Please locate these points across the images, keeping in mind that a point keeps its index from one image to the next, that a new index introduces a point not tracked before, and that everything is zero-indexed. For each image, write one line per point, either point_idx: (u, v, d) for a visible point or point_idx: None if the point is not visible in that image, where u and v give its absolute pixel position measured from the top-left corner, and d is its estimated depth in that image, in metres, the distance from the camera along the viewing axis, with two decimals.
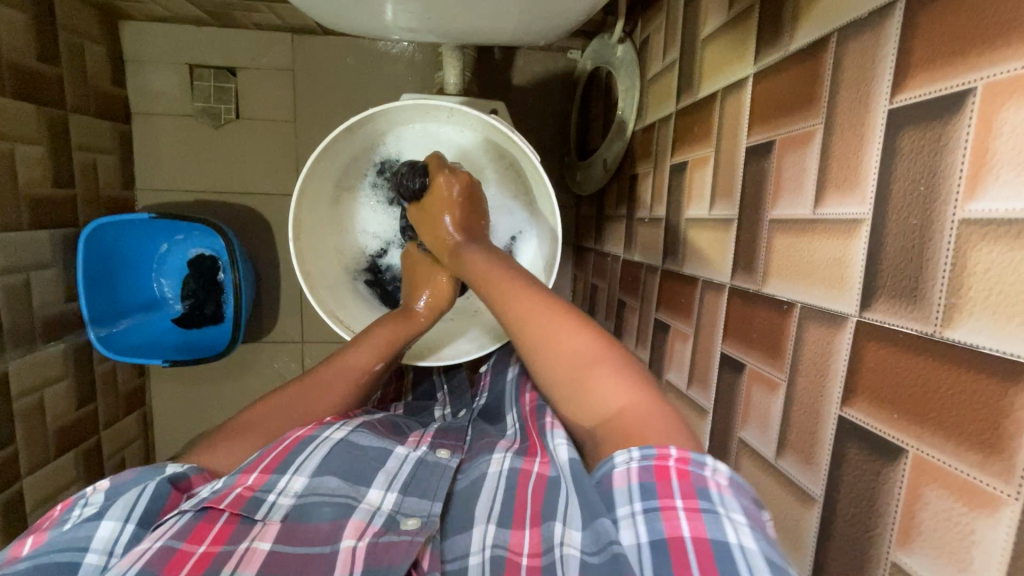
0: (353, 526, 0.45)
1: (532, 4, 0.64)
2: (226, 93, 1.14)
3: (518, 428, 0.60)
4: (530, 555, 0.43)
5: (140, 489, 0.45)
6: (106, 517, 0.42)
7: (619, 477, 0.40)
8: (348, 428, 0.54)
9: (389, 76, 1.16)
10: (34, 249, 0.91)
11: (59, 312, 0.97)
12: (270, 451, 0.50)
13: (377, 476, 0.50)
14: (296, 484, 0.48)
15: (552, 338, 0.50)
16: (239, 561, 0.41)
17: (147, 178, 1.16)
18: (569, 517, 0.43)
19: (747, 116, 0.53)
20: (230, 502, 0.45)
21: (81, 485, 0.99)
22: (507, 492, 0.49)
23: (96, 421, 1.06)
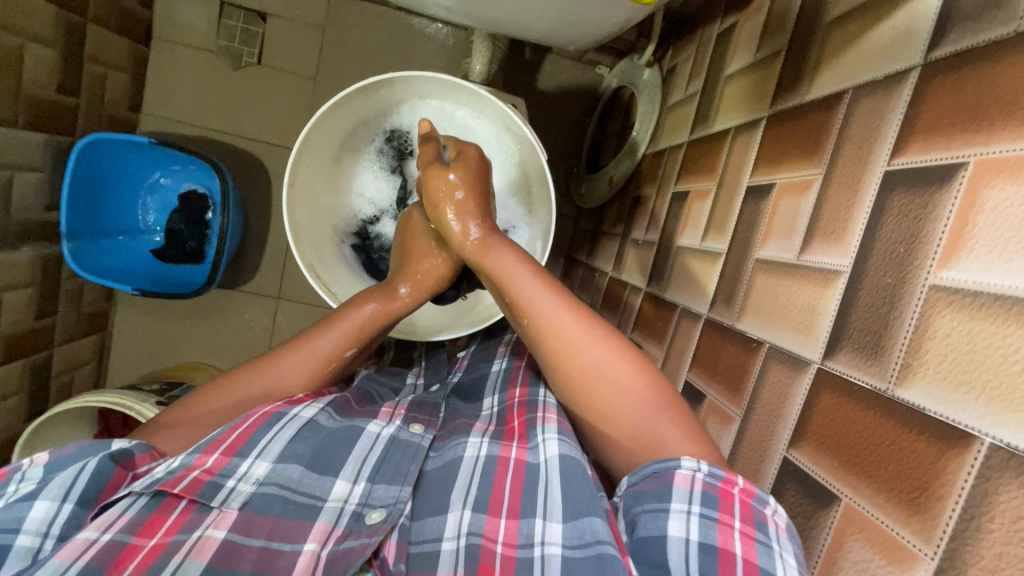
0: (319, 529, 0.46)
1: (570, 6, 0.64)
2: (252, 36, 1.13)
3: (495, 410, 0.61)
4: (505, 544, 0.46)
5: (79, 467, 0.43)
6: (40, 498, 0.41)
7: (681, 478, 0.41)
8: (317, 407, 0.55)
9: (417, 54, 1.16)
10: (23, 151, 0.88)
11: (37, 219, 0.95)
12: (233, 431, 0.50)
13: (346, 466, 0.51)
14: (258, 471, 0.48)
15: (593, 373, 0.49)
16: (190, 551, 0.42)
17: (155, 103, 1.14)
18: (549, 511, 0.46)
19: (753, 158, 0.54)
20: (186, 487, 0.45)
21: (23, 398, 0.97)
22: (484, 479, 0.50)
23: (52, 336, 1.04)
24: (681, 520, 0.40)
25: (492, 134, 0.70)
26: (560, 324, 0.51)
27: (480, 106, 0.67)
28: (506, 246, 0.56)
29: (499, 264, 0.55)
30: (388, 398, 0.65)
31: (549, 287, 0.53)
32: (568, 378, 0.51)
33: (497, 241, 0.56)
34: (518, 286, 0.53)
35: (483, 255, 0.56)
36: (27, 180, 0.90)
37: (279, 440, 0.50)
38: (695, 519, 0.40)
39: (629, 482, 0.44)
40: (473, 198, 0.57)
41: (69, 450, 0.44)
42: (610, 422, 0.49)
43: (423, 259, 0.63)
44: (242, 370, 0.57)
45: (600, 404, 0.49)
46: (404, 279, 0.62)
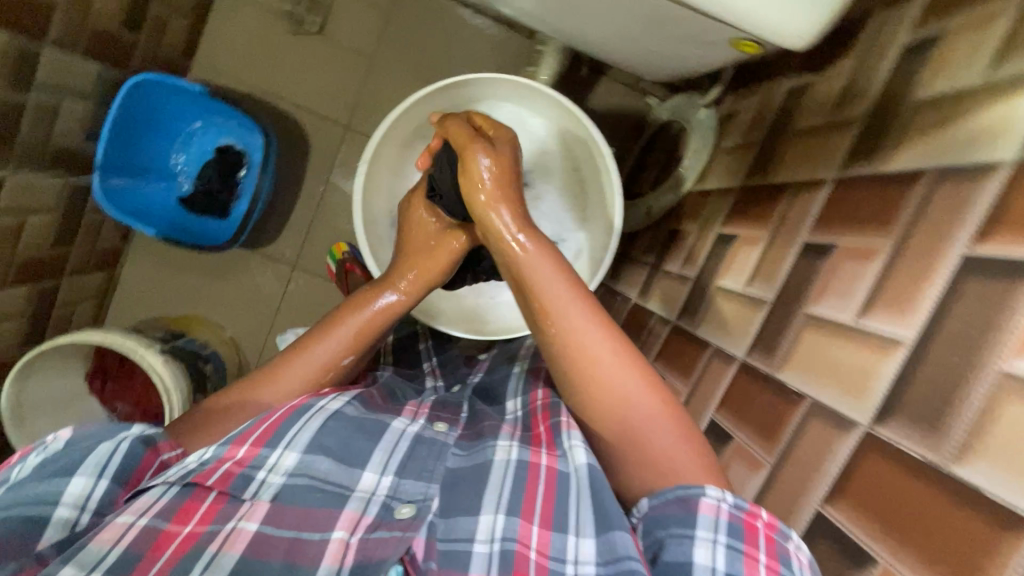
0: (348, 518, 0.51)
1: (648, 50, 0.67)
2: (319, 6, 1.13)
3: (518, 415, 0.63)
4: (539, 552, 0.47)
5: (112, 448, 0.50)
6: (78, 475, 0.48)
7: (707, 506, 0.43)
8: (343, 400, 0.61)
9: (476, 51, 1.17)
10: (75, 77, 0.88)
11: (75, 148, 0.94)
12: (261, 425, 0.56)
13: (373, 457, 0.56)
14: (286, 463, 0.54)
15: (614, 383, 0.53)
16: (224, 543, 0.48)
17: (209, 53, 1.14)
18: (581, 527, 0.48)
19: (814, 217, 0.55)
20: (218, 478, 0.52)
21: (20, 321, 0.96)
22: (516, 484, 0.52)
23: (63, 265, 1.02)
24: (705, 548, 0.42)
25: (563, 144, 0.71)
26: (588, 336, 0.54)
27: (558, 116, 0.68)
28: (546, 252, 0.58)
29: (535, 265, 0.57)
30: (411, 396, 0.70)
31: (579, 298, 0.56)
32: (587, 386, 0.53)
33: (537, 243, 0.59)
34: (550, 292, 0.56)
35: (519, 255, 0.58)
36: (74, 107, 0.90)
37: (306, 431, 0.56)
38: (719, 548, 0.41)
39: (651, 505, 0.46)
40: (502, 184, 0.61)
41: (99, 429, 0.51)
42: (624, 433, 0.51)
43: (429, 257, 0.69)
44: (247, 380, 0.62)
45: (619, 415, 0.52)
46: (395, 284, 0.67)
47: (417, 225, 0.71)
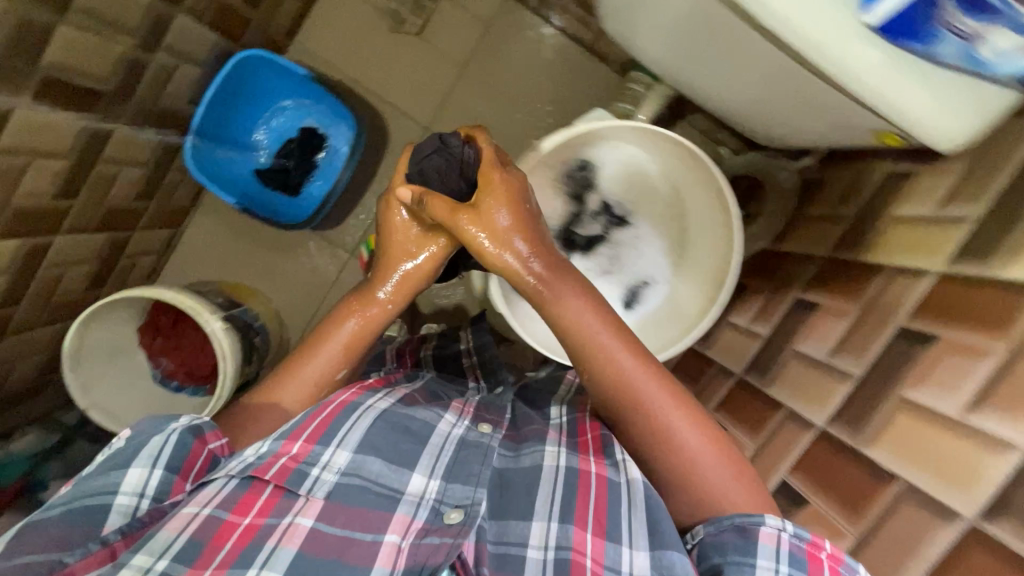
0: (399, 522, 0.55)
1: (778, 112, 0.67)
2: (423, 10, 1.18)
3: (564, 421, 0.70)
4: (593, 559, 0.53)
5: (162, 439, 0.54)
6: (134, 467, 0.52)
7: (767, 535, 0.50)
8: (388, 401, 0.66)
9: (566, 77, 1.20)
10: (195, 44, 0.91)
11: (178, 110, 0.97)
12: (312, 421, 0.60)
13: (421, 462, 0.60)
14: (339, 461, 0.57)
15: (644, 396, 0.60)
16: (282, 537, 0.51)
17: (309, 37, 1.18)
18: (635, 540, 0.54)
19: (914, 303, 0.58)
20: (274, 473, 0.55)
21: (91, 267, 0.98)
22: (568, 491, 0.58)
23: (139, 219, 1.04)
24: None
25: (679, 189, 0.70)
26: (636, 373, 0.61)
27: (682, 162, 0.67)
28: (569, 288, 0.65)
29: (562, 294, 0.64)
30: (453, 395, 0.77)
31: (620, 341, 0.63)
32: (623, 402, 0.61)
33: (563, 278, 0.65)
34: (586, 331, 0.63)
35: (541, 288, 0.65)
36: (186, 72, 0.93)
37: (356, 430, 0.60)
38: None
39: (710, 531, 0.54)
40: (518, 215, 0.66)
41: (147, 422, 0.55)
42: (659, 441, 0.59)
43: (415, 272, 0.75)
44: (266, 388, 0.69)
45: (654, 426, 0.59)
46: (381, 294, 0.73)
47: (397, 228, 0.75)
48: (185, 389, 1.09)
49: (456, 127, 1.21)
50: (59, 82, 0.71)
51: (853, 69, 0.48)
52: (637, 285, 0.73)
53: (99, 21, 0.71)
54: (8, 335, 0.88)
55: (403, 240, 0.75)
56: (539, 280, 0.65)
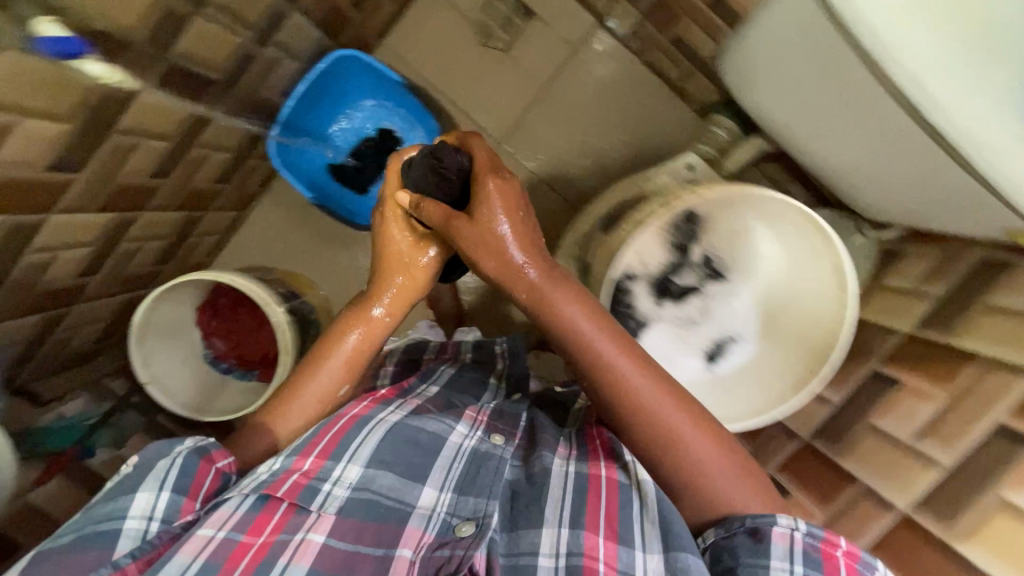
0: (411, 535, 0.57)
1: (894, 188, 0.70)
2: (512, 27, 1.18)
3: (575, 433, 0.72)
4: (605, 563, 0.55)
5: (170, 463, 0.55)
6: (141, 491, 0.53)
7: (780, 535, 0.54)
8: (400, 413, 0.68)
9: (645, 110, 1.20)
10: (299, 39, 0.92)
11: (270, 101, 0.99)
12: (323, 438, 0.62)
13: (430, 477, 0.63)
14: (350, 476, 0.60)
15: (647, 403, 0.62)
16: (295, 554, 0.53)
17: (397, 42, 1.19)
18: (647, 544, 0.57)
19: (1014, 401, 0.57)
20: (287, 490, 0.57)
21: (163, 243, 1.01)
22: (578, 494, 0.60)
23: (213, 200, 1.06)
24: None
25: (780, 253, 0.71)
26: (638, 379, 0.63)
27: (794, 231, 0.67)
28: (563, 288, 0.66)
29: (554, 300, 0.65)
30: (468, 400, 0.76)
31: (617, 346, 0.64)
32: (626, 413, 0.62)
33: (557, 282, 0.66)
34: (586, 336, 0.64)
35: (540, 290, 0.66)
36: (286, 66, 0.94)
37: (366, 445, 0.62)
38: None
39: (721, 535, 0.57)
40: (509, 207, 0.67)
41: (155, 447, 0.56)
42: (664, 448, 0.61)
43: (412, 276, 0.79)
44: (272, 406, 0.70)
45: (658, 433, 0.61)
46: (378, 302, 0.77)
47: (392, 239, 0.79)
48: (233, 371, 1.10)
49: (529, 145, 1.21)
50: (182, 69, 0.72)
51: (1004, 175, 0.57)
52: (722, 338, 0.73)
53: (227, 14, 0.73)
54: (81, 304, 0.91)
55: (398, 255, 0.78)
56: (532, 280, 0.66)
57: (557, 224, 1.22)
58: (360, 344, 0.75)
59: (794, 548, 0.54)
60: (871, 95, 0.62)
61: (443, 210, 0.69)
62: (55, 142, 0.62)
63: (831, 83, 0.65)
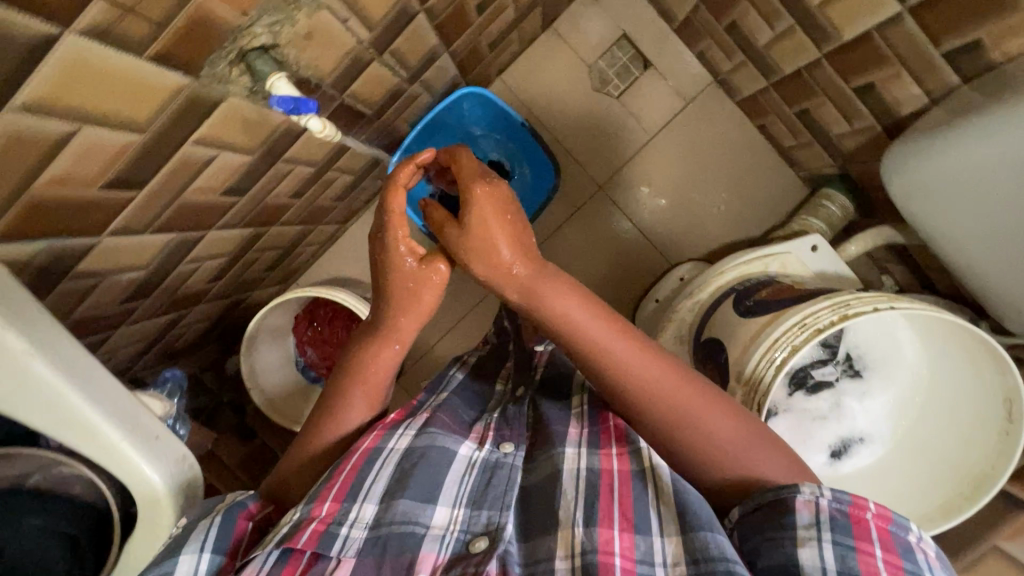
0: (428, 562, 0.54)
1: None
2: (628, 76, 1.19)
3: (585, 409, 0.71)
4: (623, 556, 0.54)
5: (209, 526, 0.54)
6: (180, 557, 0.51)
7: (805, 503, 0.51)
8: (410, 436, 0.65)
9: (753, 171, 1.19)
10: (439, 78, 0.95)
11: (399, 130, 1.02)
12: (337, 478, 0.60)
13: (443, 497, 0.60)
14: (365, 516, 0.58)
15: (657, 392, 0.62)
16: None
17: (513, 79, 1.22)
18: (662, 527, 0.56)
19: None
20: (307, 536, 0.55)
21: (276, 254, 1.05)
22: (589, 487, 0.60)
23: (325, 216, 1.10)
24: (816, 547, 0.49)
25: (930, 375, 0.73)
26: (640, 367, 0.63)
27: (952, 359, 0.70)
28: (558, 282, 0.66)
29: (546, 300, 0.66)
30: (473, 412, 0.77)
31: (617, 332, 0.65)
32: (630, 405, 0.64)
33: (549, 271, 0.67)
34: (589, 329, 0.65)
35: (535, 285, 0.66)
36: (422, 100, 0.97)
37: (379, 479, 0.61)
38: (829, 545, 0.49)
39: (744, 511, 0.55)
40: (501, 203, 0.66)
41: (197, 510, 0.56)
42: (669, 426, 0.62)
43: (416, 298, 0.70)
44: (301, 449, 0.71)
45: (660, 411, 0.62)
46: (397, 338, 0.72)
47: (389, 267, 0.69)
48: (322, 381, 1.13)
49: (630, 194, 1.22)
50: (348, 110, 0.76)
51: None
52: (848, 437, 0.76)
53: (395, 60, 0.76)
54: (204, 301, 0.97)
55: (399, 283, 0.69)
56: (523, 271, 0.66)
57: (648, 273, 1.23)
58: (377, 371, 0.72)
59: (822, 517, 0.50)
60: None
61: (442, 214, 0.69)
62: (237, 172, 0.67)
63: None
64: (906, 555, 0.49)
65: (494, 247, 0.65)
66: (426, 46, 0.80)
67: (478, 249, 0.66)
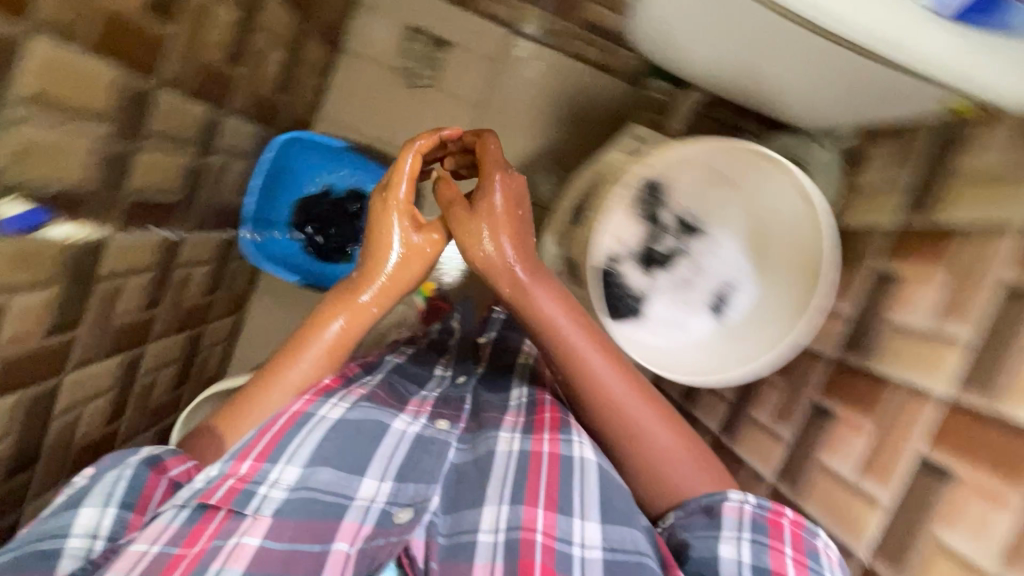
0: (348, 530, 0.58)
1: (866, 85, 0.67)
2: (433, 61, 1.21)
3: (523, 401, 0.73)
4: (545, 531, 0.58)
5: (117, 476, 0.58)
6: (86, 506, 0.56)
7: (731, 507, 0.60)
8: (342, 408, 0.66)
9: (584, 98, 1.22)
10: (239, 139, 0.96)
11: (229, 203, 1.01)
12: (262, 439, 0.61)
13: (372, 469, 0.63)
14: (287, 477, 0.60)
15: (619, 398, 0.65)
16: (227, 558, 0.53)
17: (332, 110, 1.23)
18: (586, 512, 0.60)
19: (1009, 259, 0.59)
20: (222, 496, 0.57)
21: (175, 368, 1.03)
22: (518, 470, 0.63)
23: (208, 313, 1.09)
24: (736, 544, 0.58)
25: (755, 200, 0.77)
26: (609, 380, 0.66)
27: (752, 171, 0.74)
28: (546, 292, 0.68)
29: (536, 297, 0.67)
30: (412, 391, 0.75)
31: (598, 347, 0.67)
32: (593, 395, 0.66)
33: (541, 284, 0.68)
34: (550, 319, 0.67)
35: (522, 288, 0.67)
36: (234, 165, 0.97)
37: (306, 446, 0.62)
38: (747, 542, 0.57)
39: (681, 513, 0.62)
40: (514, 196, 0.70)
41: (111, 460, 0.60)
42: (621, 421, 0.65)
43: (406, 262, 0.72)
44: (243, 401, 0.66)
45: (618, 420, 0.66)
46: (371, 292, 0.71)
47: (383, 231, 0.72)
48: None
49: None
50: (143, 205, 0.76)
51: (907, 54, 0.58)
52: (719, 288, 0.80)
53: (169, 140, 0.76)
54: (117, 445, 0.94)
55: (382, 249, 0.72)
56: (522, 271, 0.68)
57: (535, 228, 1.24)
58: (341, 337, 0.70)
59: (745, 519, 0.59)
60: (776, 23, 0.60)
61: (453, 194, 0.72)
62: (48, 309, 0.65)
63: (737, 22, 0.64)
64: (812, 557, 0.57)
65: (496, 238, 0.69)
66: (197, 116, 0.80)
67: (474, 226, 0.69)
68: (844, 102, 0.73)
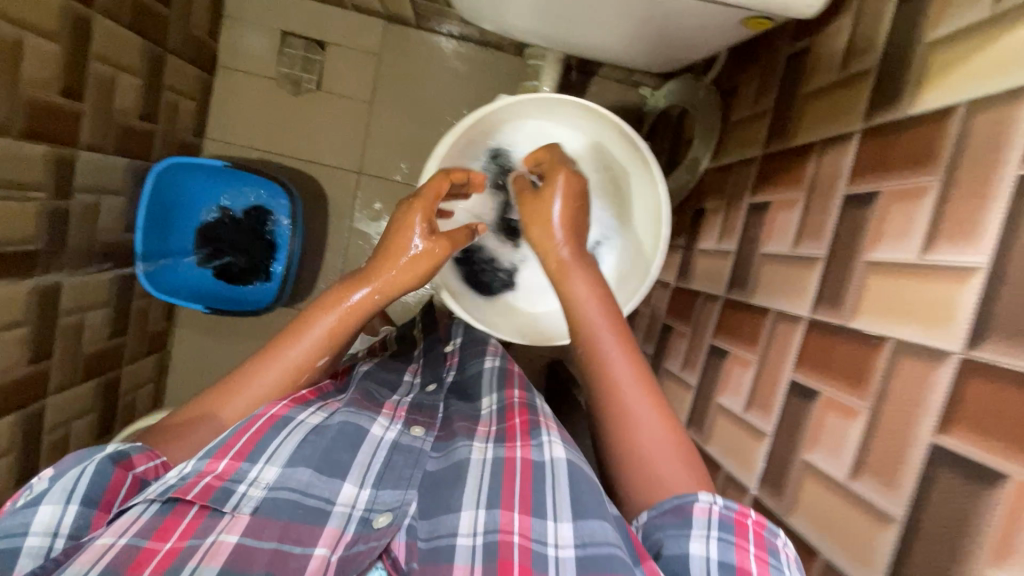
0: (330, 534, 0.50)
1: (662, 16, 0.65)
2: (312, 64, 1.18)
3: (494, 407, 0.63)
4: (519, 535, 0.49)
5: (80, 469, 0.49)
6: (44, 503, 0.47)
7: (700, 507, 0.48)
8: (323, 414, 0.58)
9: (473, 78, 1.20)
10: (107, 174, 0.93)
11: (115, 241, 0.99)
12: (242, 435, 0.53)
13: (353, 470, 0.54)
14: (268, 476, 0.52)
15: (617, 386, 0.57)
16: (205, 555, 0.45)
17: (219, 129, 1.19)
18: (559, 512, 0.50)
19: (848, 170, 0.58)
20: (197, 492, 0.49)
21: (94, 417, 1.00)
22: (492, 475, 0.54)
23: (121, 355, 1.06)
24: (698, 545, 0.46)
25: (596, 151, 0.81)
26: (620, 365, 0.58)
27: (584, 123, 0.78)
28: (583, 275, 0.65)
29: (574, 279, 0.64)
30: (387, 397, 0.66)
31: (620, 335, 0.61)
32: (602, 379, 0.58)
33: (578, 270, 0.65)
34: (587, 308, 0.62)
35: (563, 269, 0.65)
36: (106, 200, 0.94)
37: (288, 444, 0.54)
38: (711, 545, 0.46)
39: (651, 513, 0.50)
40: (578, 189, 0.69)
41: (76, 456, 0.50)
42: (618, 412, 0.56)
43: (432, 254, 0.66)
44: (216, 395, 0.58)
45: (613, 413, 0.57)
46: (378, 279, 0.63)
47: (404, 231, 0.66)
48: None
49: (384, 162, 1.21)
50: None
51: None
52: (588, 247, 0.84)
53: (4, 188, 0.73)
54: None
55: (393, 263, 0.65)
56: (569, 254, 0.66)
57: None
58: (343, 325, 0.62)
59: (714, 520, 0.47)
60: None
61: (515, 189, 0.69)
62: None
63: None
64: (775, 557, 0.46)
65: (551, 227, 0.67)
66: (36, 156, 0.77)
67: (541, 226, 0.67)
68: (671, 36, 0.70)
